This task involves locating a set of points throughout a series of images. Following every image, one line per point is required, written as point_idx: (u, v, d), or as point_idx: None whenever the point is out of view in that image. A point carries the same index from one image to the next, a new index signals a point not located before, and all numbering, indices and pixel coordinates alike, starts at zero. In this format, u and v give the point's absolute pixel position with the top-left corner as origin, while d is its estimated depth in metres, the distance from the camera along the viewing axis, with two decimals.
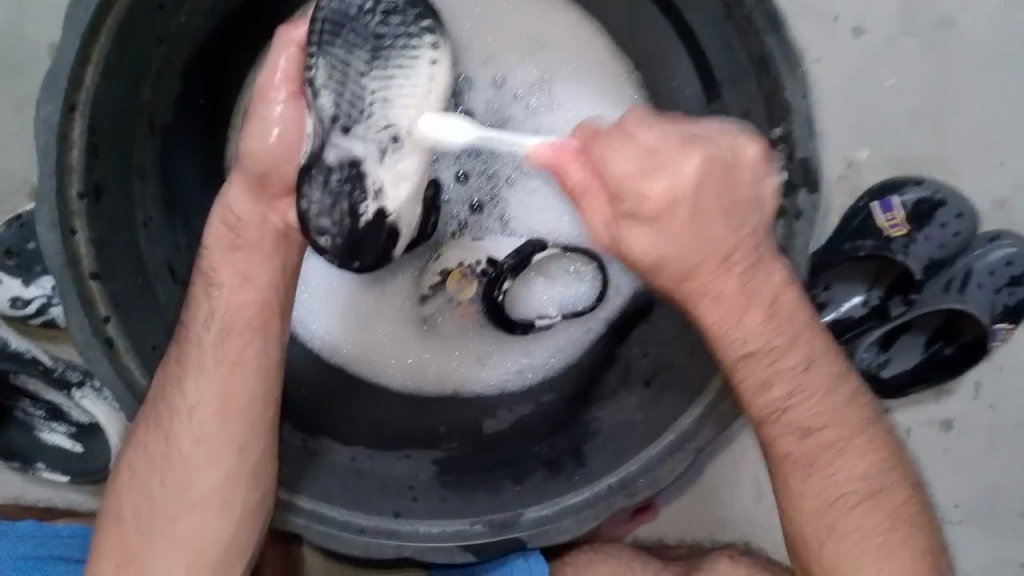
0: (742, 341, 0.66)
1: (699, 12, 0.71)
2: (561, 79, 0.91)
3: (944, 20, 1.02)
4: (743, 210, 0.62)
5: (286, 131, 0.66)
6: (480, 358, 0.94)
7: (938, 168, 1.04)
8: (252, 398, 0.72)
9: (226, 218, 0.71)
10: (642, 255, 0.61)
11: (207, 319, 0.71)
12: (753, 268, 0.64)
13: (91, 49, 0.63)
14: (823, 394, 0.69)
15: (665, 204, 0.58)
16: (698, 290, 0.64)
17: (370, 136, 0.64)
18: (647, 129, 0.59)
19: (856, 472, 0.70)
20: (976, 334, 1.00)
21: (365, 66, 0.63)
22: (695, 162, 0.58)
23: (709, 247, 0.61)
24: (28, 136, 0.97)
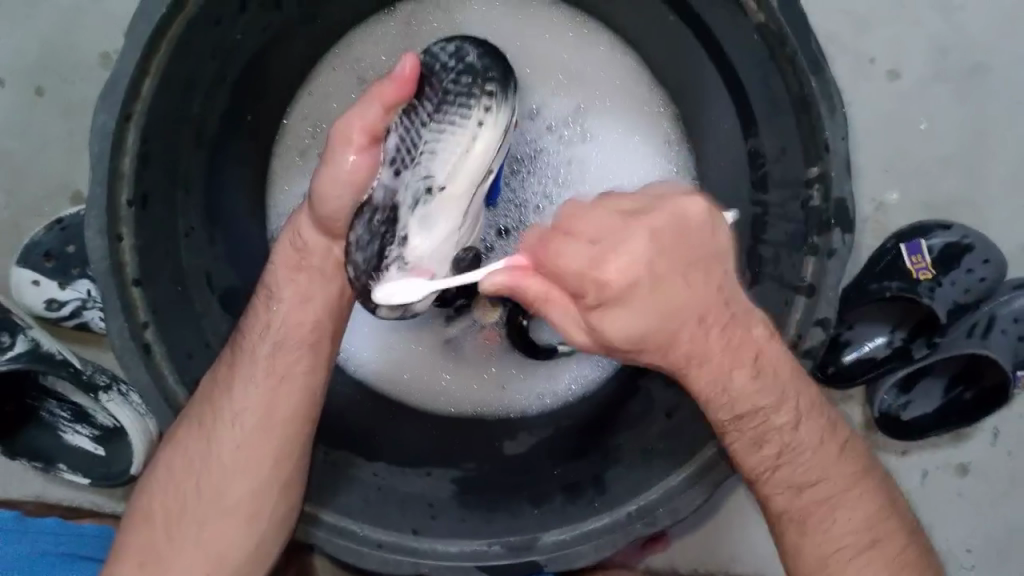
0: (731, 402, 0.67)
1: (740, 53, 0.73)
2: (599, 112, 0.92)
3: (977, 67, 1.04)
4: (712, 267, 0.63)
5: (357, 174, 0.69)
6: (501, 381, 0.94)
7: (966, 213, 1.04)
8: (294, 412, 0.74)
9: (296, 243, 0.75)
10: (622, 339, 0.61)
11: (264, 332, 0.74)
12: (726, 330, 0.65)
13: (149, 62, 0.65)
14: (816, 450, 0.70)
15: (625, 283, 0.58)
16: (686, 356, 0.64)
17: (409, 183, 0.66)
18: (584, 220, 0.60)
19: (851, 524, 0.69)
20: (997, 381, 1.00)
21: (427, 117, 0.67)
22: (641, 240, 0.59)
23: (681, 314, 0.62)
24: (72, 142, 0.99)
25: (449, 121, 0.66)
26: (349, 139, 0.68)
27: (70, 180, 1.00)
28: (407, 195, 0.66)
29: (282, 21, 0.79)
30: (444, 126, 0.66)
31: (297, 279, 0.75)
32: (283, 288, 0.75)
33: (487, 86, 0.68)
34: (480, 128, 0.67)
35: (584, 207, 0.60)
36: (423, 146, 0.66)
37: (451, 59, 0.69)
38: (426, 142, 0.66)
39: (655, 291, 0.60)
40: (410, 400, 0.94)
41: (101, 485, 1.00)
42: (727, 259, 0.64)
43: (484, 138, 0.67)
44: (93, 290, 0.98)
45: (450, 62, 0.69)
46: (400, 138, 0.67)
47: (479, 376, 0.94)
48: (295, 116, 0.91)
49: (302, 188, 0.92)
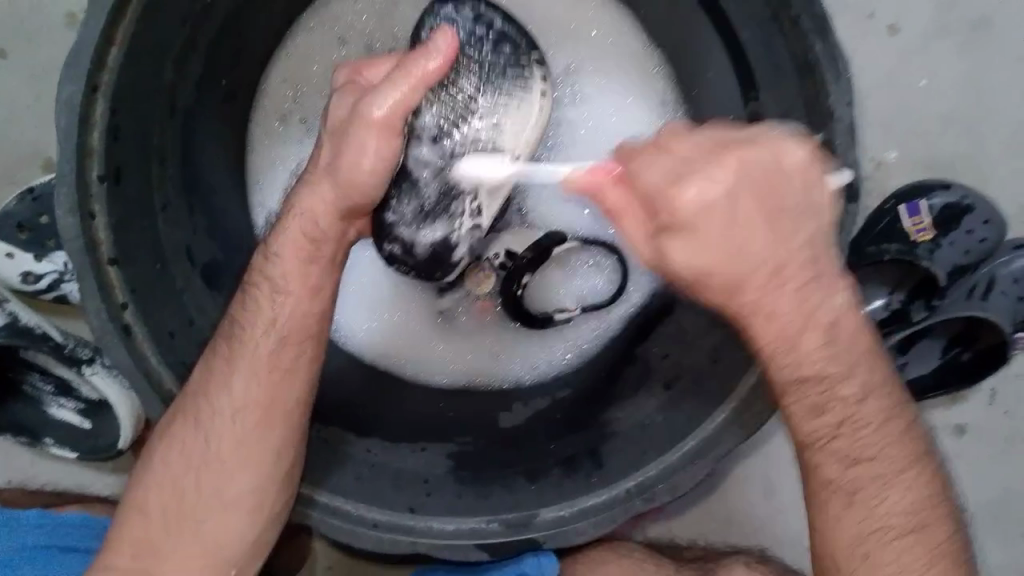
0: (797, 362, 0.63)
1: (742, 10, 0.69)
2: (590, 70, 0.89)
3: (981, 20, 1.00)
4: (788, 223, 0.59)
5: (380, 161, 0.67)
6: (496, 351, 0.92)
7: (967, 171, 1.02)
8: (297, 402, 0.72)
9: (307, 230, 0.70)
10: (683, 267, 0.59)
11: (269, 326, 0.70)
12: (803, 287, 0.61)
13: (115, 29, 0.61)
14: (878, 425, 0.66)
15: (698, 211, 0.56)
16: (753, 306, 0.61)
17: (472, 156, 0.71)
18: (682, 141, 0.58)
19: (901, 507, 0.66)
20: (995, 341, 0.99)
21: (476, 90, 0.71)
22: (732, 168, 0.56)
23: (750, 260, 0.58)
24: (40, 108, 0.95)
25: (505, 95, 0.72)
26: (385, 129, 0.65)
27: (40, 147, 0.95)
28: (470, 162, 0.72)
29: None
30: (501, 99, 0.72)
31: (298, 265, 0.71)
32: (287, 278, 0.71)
33: (522, 55, 0.75)
34: (537, 99, 0.75)
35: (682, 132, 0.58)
36: (479, 116, 0.71)
37: (478, 26, 0.73)
38: (485, 115, 0.71)
39: (717, 227, 0.57)
40: (404, 372, 0.92)
41: (89, 459, 0.98)
42: (818, 217, 0.60)
43: (540, 105, 0.75)
44: (69, 262, 0.95)
45: (479, 30, 0.73)
46: (442, 114, 0.70)
47: (475, 347, 0.92)
48: (273, 80, 0.87)
49: (284, 156, 0.89)
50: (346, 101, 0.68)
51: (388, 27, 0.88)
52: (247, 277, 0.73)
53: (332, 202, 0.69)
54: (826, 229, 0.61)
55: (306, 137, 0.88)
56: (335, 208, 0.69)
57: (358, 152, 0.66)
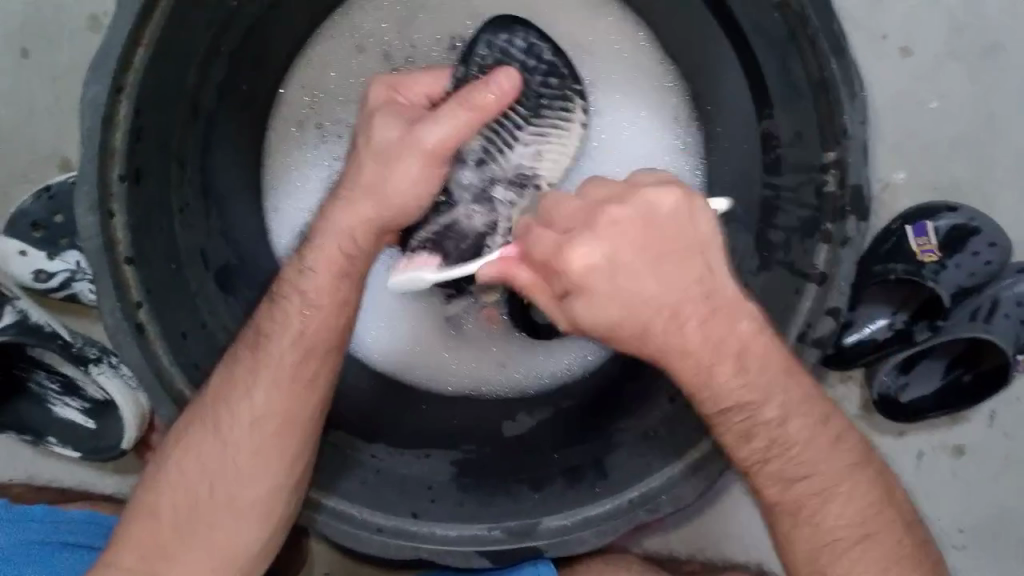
0: (713, 397, 0.65)
1: (757, 29, 0.70)
2: (605, 84, 0.89)
3: (991, 45, 1.01)
4: (678, 262, 0.62)
5: (420, 189, 0.69)
6: (502, 362, 0.93)
7: (973, 194, 1.03)
8: (314, 413, 0.72)
9: (344, 247, 0.71)
10: (596, 322, 0.62)
11: (293, 336, 0.71)
12: (704, 322, 0.63)
13: (142, 32, 0.62)
14: (806, 444, 0.66)
15: (584, 267, 0.60)
16: (659, 352, 0.64)
17: (507, 184, 0.77)
18: (562, 206, 0.62)
19: (844, 518, 0.66)
20: (996, 363, 1.00)
21: (524, 121, 0.77)
22: (616, 217, 0.60)
23: (646, 309, 0.62)
24: (59, 107, 0.96)
25: (549, 126, 0.79)
26: (434, 157, 0.67)
27: (57, 147, 0.96)
28: (507, 188, 0.77)
29: None
30: (545, 130, 0.79)
31: (329, 280, 0.71)
32: (320, 293, 0.71)
33: (565, 84, 0.80)
34: (577, 130, 0.82)
35: (560, 196, 0.63)
36: (523, 146, 0.77)
37: (530, 58, 0.79)
38: (527, 145, 0.78)
39: (613, 280, 0.60)
40: (411, 379, 0.92)
41: (92, 459, 0.99)
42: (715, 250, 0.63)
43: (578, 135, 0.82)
44: (82, 261, 0.95)
45: (527, 60, 0.78)
46: (487, 142, 0.76)
47: (483, 357, 0.93)
48: (290, 86, 0.88)
49: (298, 161, 0.89)
50: (390, 122, 0.69)
51: (406, 36, 0.89)
52: (274, 287, 0.74)
53: (370, 219, 0.70)
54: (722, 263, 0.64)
55: (322, 144, 0.89)
56: (364, 220, 0.70)
57: (401, 177, 0.68)
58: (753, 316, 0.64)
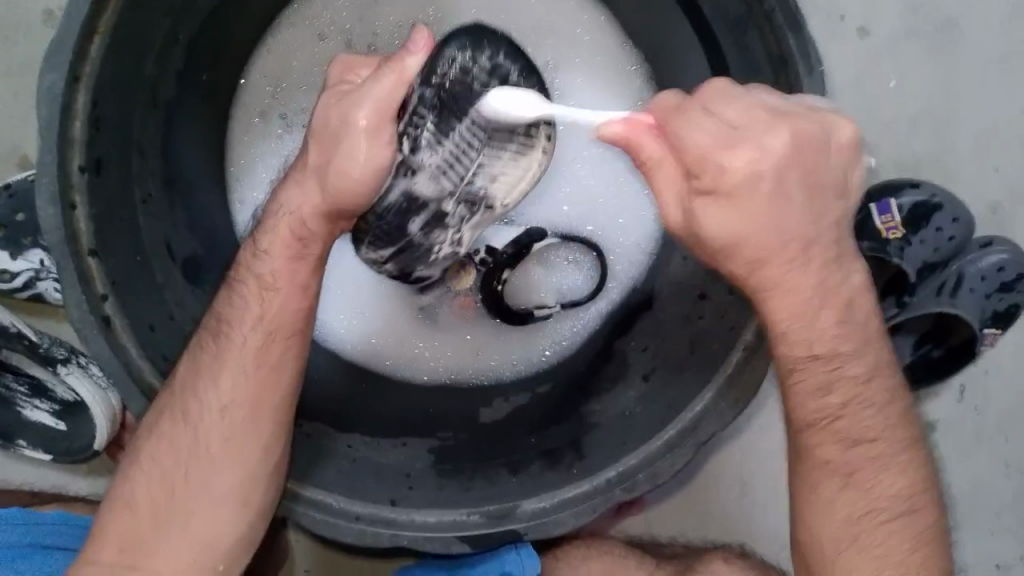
0: (812, 339, 0.65)
1: (717, 8, 0.71)
2: (570, 68, 0.90)
3: (947, 24, 1.03)
4: (823, 197, 0.60)
5: (370, 171, 0.64)
6: (478, 349, 0.93)
7: (936, 171, 1.05)
8: (284, 398, 0.71)
9: (295, 229, 0.68)
10: (716, 234, 0.58)
11: (255, 321, 0.70)
12: (828, 266, 0.63)
13: (98, 19, 0.61)
14: (878, 408, 0.68)
15: (745, 176, 0.56)
16: (767, 284, 0.62)
17: (455, 208, 0.71)
18: (728, 104, 0.57)
19: (891, 490, 0.68)
20: (965, 338, 1.03)
21: (479, 142, 0.68)
22: (785, 137, 0.56)
23: (786, 236, 0.59)
24: (16, 105, 0.94)
25: (507, 150, 0.71)
26: (375, 131, 0.62)
27: (16, 145, 0.95)
28: (458, 204, 0.71)
29: None
30: (504, 154, 0.71)
31: (285, 263, 0.70)
32: (276, 276, 0.70)
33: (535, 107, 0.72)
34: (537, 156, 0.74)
35: (729, 89, 0.57)
36: (475, 169, 0.70)
37: (493, 80, 0.68)
38: (483, 167, 0.70)
39: (760, 204, 0.57)
40: (382, 367, 0.92)
41: (64, 460, 0.97)
42: (847, 197, 0.61)
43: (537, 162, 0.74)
44: (46, 260, 0.94)
45: (491, 81, 0.67)
46: (440, 159, 0.67)
47: (456, 343, 0.93)
48: (253, 76, 0.87)
49: (262, 152, 0.88)
50: (333, 100, 0.64)
51: (368, 24, 0.89)
52: (233, 276, 0.73)
53: (318, 204, 0.66)
54: (846, 213, 0.62)
55: (287, 134, 0.89)
56: (321, 209, 0.66)
57: (348, 158, 0.63)
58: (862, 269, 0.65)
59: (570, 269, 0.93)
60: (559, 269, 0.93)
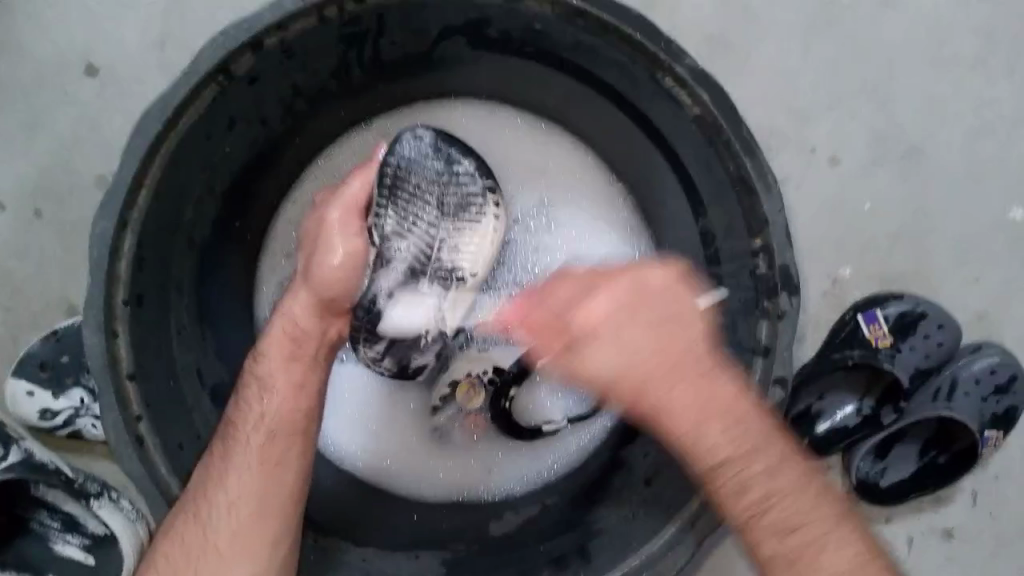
0: (705, 452, 0.67)
1: (684, 140, 0.78)
2: (562, 203, 0.98)
3: (913, 148, 1.10)
4: (683, 321, 0.68)
5: (351, 257, 0.77)
6: (488, 465, 0.97)
7: (919, 282, 1.11)
8: (288, 494, 0.76)
9: (289, 330, 0.78)
10: (597, 373, 0.67)
11: (258, 421, 0.75)
12: (699, 378, 0.67)
13: (145, 174, 0.70)
14: (795, 494, 0.68)
15: (602, 314, 0.66)
16: (654, 405, 0.67)
17: (432, 287, 0.80)
18: (562, 285, 0.70)
19: (841, 567, 0.67)
20: (969, 442, 1.06)
21: (435, 222, 0.80)
22: (622, 282, 0.67)
23: (660, 358, 0.66)
24: (66, 259, 1.04)
25: (464, 229, 0.82)
26: (347, 223, 0.78)
27: (65, 294, 1.04)
28: (433, 281, 0.80)
29: (268, 134, 0.85)
30: (461, 228, 0.82)
31: (282, 361, 0.77)
32: (274, 375, 0.77)
33: (478, 167, 0.84)
34: (490, 228, 0.83)
35: (575, 272, 0.70)
36: (441, 245, 0.81)
37: (447, 169, 0.82)
38: (445, 242, 0.81)
39: (608, 344, 0.66)
40: (394, 487, 0.96)
41: None
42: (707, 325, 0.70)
43: (495, 232, 0.84)
44: (86, 398, 1.02)
45: (435, 166, 0.81)
46: (411, 244, 0.79)
47: (467, 462, 0.97)
48: (280, 224, 0.96)
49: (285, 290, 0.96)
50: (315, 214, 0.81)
51: None
52: (240, 382, 0.79)
53: (308, 301, 0.78)
54: (709, 336, 0.69)
55: None
56: (312, 307, 0.78)
57: (327, 251, 0.77)
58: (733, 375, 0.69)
59: (574, 385, 0.96)
60: (563, 384, 0.96)
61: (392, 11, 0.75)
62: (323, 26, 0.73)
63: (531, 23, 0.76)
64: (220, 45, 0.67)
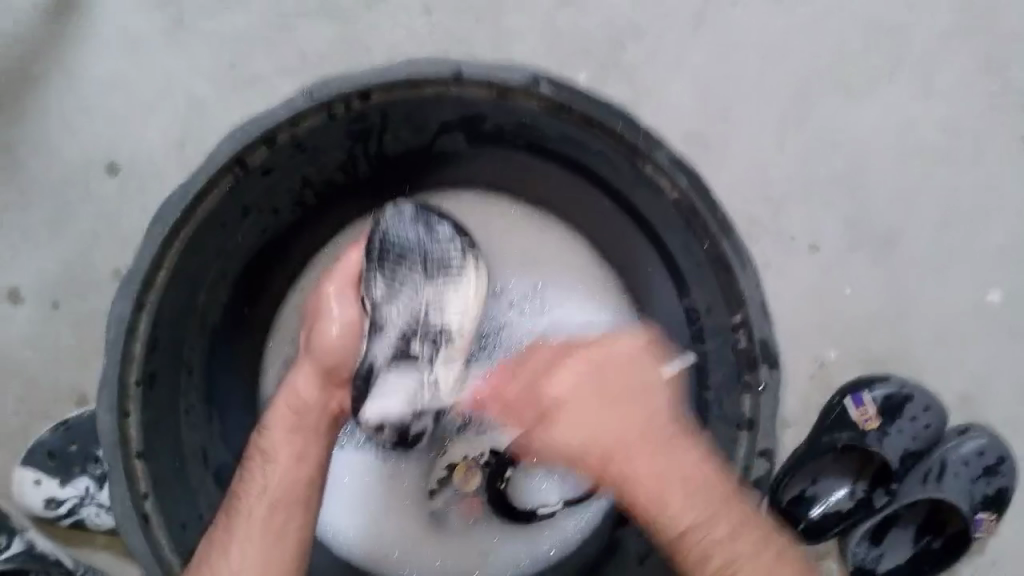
0: (669, 522, 0.68)
1: (665, 225, 0.84)
2: (554, 289, 1.03)
3: (888, 238, 1.15)
4: (652, 394, 0.72)
5: (348, 328, 0.83)
6: (484, 550, 0.99)
7: (902, 367, 1.15)
8: (289, 564, 0.77)
9: (291, 403, 0.82)
10: (570, 445, 0.72)
11: (261, 492, 0.78)
12: (652, 453, 0.70)
13: (164, 259, 0.75)
14: (760, 561, 0.68)
15: (570, 387, 0.72)
16: (623, 476, 0.70)
17: (423, 347, 0.84)
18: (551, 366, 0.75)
19: None
20: (960, 526, 1.08)
21: (419, 286, 0.83)
22: (573, 362, 0.74)
23: (604, 436, 0.70)
24: (78, 351, 1.08)
25: (447, 289, 0.84)
26: (341, 296, 0.84)
27: (75, 384, 1.07)
28: (423, 343, 0.84)
29: (277, 225, 0.91)
30: (444, 290, 0.84)
31: (282, 434, 0.81)
32: (276, 449, 0.80)
33: (458, 231, 0.86)
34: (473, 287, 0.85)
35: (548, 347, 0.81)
36: (428, 308, 0.83)
37: (430, 235, 0.84)
38: (431, 303, 0.83)
39: (589, 411, 0.71)
40: (392, 573, 0.98)
41: None
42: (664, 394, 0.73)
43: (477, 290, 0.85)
44: (91, 487, 1.03)
45: (417, 233, 0.84)
46: (403, 308, 0.83)
47: (462, 548, 0.99)
48: (288, 309, 1.00)
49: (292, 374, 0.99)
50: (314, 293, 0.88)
51: None
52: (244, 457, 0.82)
53: (310, 372, 0.84)
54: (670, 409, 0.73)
55: None
56: (313, 379, 0.83)
57: (326, 322, 0.84)
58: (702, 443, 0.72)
59: None
60: None
61: (396, 110, 0.81)
62: (333, 121, 0.79)
63: (522, 117, 0.82)
64: (240, 138, 0.73)
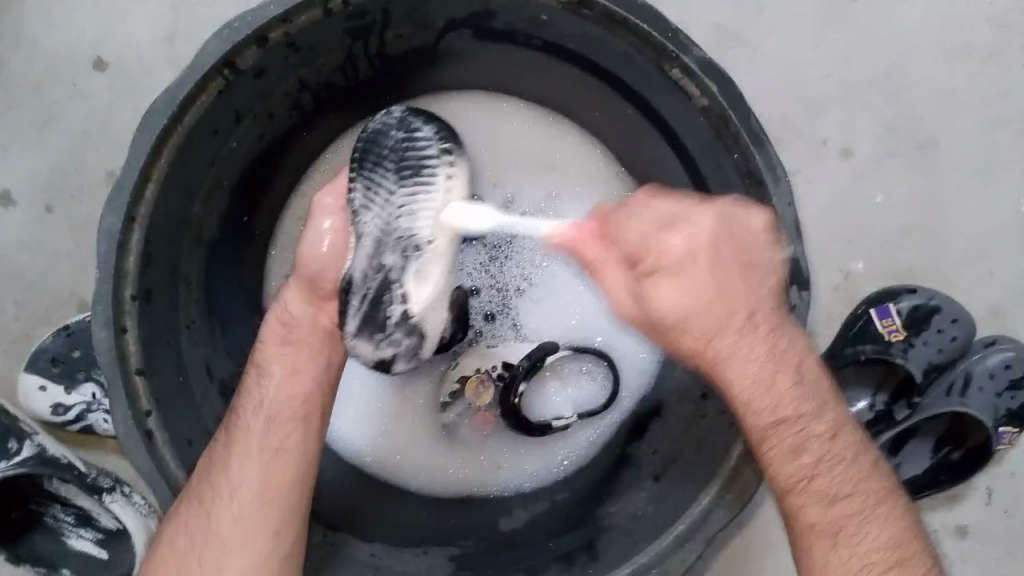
0: (774, 404, 0.70)
1: (691, 134, 0.78)
2: (569, 198, 0.96)
3: (926, 141, 1.08)
4: (759, 272, 0.70)
5: (332, 240, 0.75)
6: (497, 460, 0.97)
7: (932, 277, 1.09)
8: (293, 478, 0.76)
9: (283, 319, 0.78)
10: (669, 310, 0.68)
11: (256, 407, 0.76)
12: (770, 336, 0.69)
13: (152, 168, 0.70)
14: (847, 463, 0.71)
15: (684, 250, 0.67)
16: (724, 353, 0.69)
17: (391, 253, 0.73)
18: (661, 201, 0.68)
19: (878, 541, 0.70)
20: (982, 439, 1.04)
21: (392, 187, 0.74)
22: (708, 219, 0.67)
23: (732, 300, 0.68)
24: (76, 257, 1.04)
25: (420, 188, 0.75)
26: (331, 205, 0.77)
27: (74, 290, 1.04)
28: (395, 251, 0.73)
29: (275, 130, 0.86)
30: (415, 189, 0.75)
31: (276, 349, 0.78)
32: (270, 363, 0.78)
33: (442, 132, 0.80)
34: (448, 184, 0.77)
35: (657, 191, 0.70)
36: (403, 210, 0.74)
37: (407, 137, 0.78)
38: (403, 205, 0.74)
39: (698, 278, 0.67)
40: (401, 481, 0.96)
41: None
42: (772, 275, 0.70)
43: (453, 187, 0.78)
44: (97, 393, 1.03)
45: (396, 134, 0.78)
46: (377, 214, 0.73)
47: (473, 458, 0.97)
48: (287, 218, 0.96)
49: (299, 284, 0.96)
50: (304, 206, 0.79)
51: None
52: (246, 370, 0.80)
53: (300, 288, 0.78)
54: (772, 286, 0.70)
55: None
56: (303, 295, 0.78)
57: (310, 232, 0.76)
58: (806, 336, 0.71)
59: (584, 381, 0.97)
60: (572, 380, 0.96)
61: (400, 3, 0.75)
62: (330, 18, 0.73)
63: (537, 14, 0.75)
64: (227, 36, 0.68)
